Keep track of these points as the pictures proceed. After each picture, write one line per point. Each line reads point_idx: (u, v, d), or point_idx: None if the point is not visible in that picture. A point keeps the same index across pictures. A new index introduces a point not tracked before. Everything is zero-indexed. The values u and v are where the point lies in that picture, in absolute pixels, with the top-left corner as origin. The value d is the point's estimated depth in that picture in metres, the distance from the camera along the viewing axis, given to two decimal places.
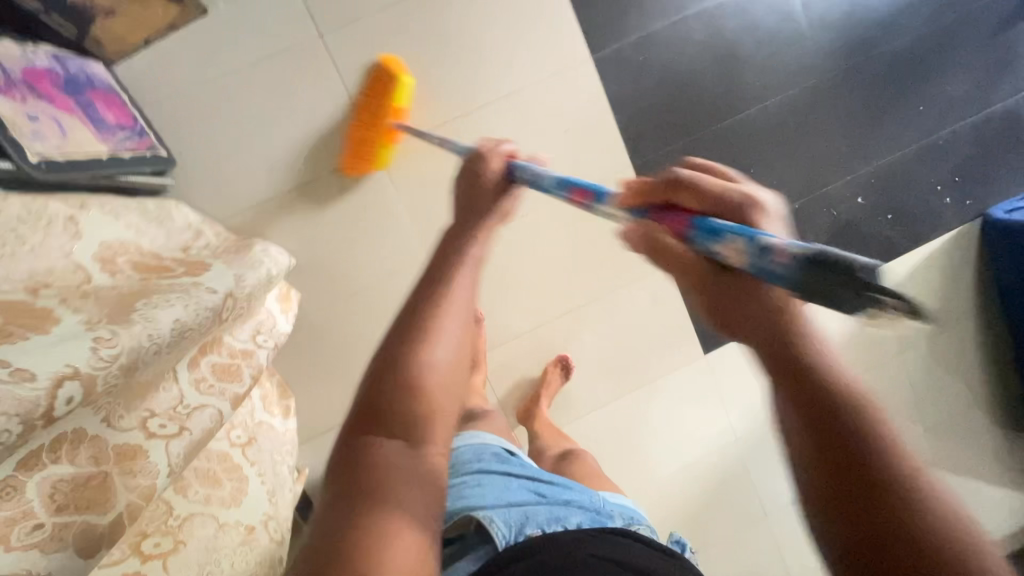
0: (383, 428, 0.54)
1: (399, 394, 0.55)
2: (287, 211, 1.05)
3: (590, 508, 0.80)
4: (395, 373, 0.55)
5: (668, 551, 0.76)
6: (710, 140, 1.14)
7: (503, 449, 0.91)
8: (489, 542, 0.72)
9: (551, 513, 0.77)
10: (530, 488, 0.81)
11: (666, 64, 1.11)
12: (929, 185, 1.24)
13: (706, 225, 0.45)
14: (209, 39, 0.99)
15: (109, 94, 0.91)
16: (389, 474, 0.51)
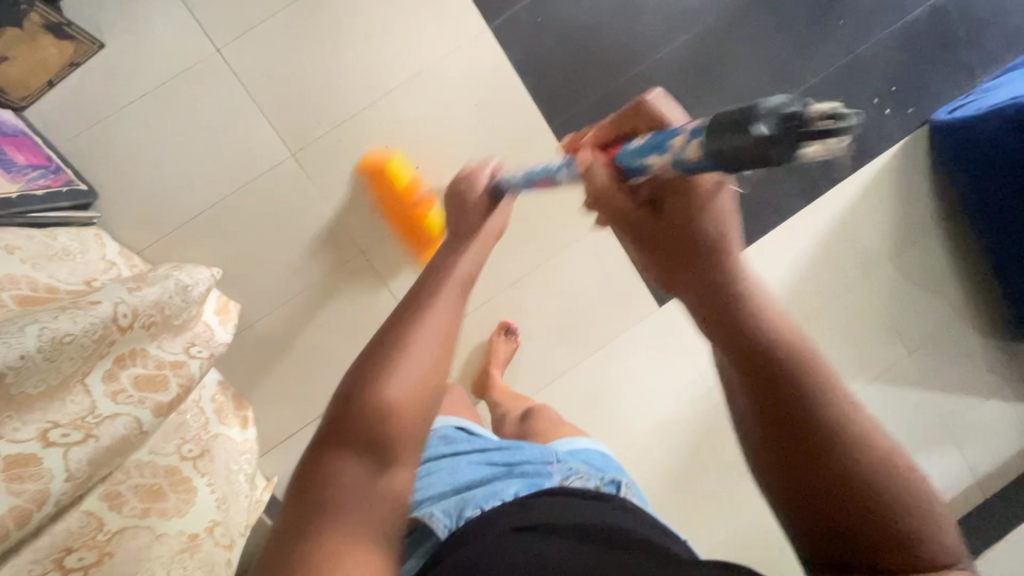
0: (335, 459, 0.41)
1: (376, 408, 0.42)
2: (214, 226, 1.07)
3: (532, 473, 0.75)
4: (372, 382, 0.42)
5: (608, 496, 0.69)
6: (625, 89, 1.13)
7: (455, 428, 0.91)
8: (431, 535, 0.71)
9: (490, 491, 0.73)
10: (479, 464, 0.81)
11: (566, 21, 1.10)
12: (865, 99, 1.21)
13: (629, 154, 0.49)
14: (110, 70, 1.01)
15: (19, 136, 0.94)
16: (333, 529, 0.39)
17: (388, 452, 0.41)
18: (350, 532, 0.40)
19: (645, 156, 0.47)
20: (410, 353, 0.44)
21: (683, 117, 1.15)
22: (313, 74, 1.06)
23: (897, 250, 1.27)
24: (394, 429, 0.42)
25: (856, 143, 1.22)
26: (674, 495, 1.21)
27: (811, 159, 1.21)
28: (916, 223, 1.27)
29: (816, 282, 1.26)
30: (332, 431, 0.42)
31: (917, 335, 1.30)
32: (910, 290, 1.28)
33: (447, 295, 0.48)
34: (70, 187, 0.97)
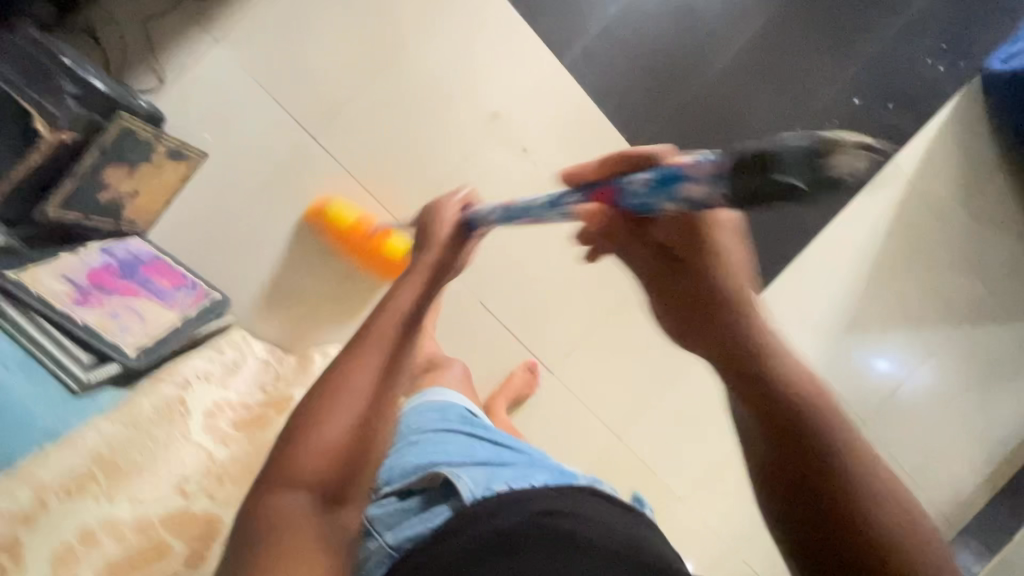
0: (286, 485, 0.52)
1: (308, 451, 0.53)
2: (338, 305, 1.11)
3: (547, 468, 0.81)
4: (319, 423, 0.54)
5: (631, 505, 0.74)
6: (696, 97, 1.17)
7: (467, 411, 0.95)
8: (454, 496, 0.70)
9: (515, 474, 0.76)
10: (489, 449, 0.83)
11: (633, 43, 1.14)
12: (920, 60, 1.25)
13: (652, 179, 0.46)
14: (215, 178, 1.04)
15: (162, 262, 0.96)
16: (285, 525, 0.49)
17: (341, 485, 0.54)
18: (305, 525, 0.50)
19: (643, 199, 0.47)
20: (364, 382, 0.56)
21: (753, 113, 1.20)
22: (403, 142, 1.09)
23: (965, 198, 1.33)
24: (336, 463, 0.53)
25: (916, 103, 1.26)
26: None
27: (877, 128, 1.25)
28: (979, 169, 1.32)
29: (895, 243, 1.31)
30: (293, 462, 0.53)
31: (993, 275, 1.36)
32: (980, 233, 1.34)
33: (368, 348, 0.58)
34: (210, 301, 0.98)
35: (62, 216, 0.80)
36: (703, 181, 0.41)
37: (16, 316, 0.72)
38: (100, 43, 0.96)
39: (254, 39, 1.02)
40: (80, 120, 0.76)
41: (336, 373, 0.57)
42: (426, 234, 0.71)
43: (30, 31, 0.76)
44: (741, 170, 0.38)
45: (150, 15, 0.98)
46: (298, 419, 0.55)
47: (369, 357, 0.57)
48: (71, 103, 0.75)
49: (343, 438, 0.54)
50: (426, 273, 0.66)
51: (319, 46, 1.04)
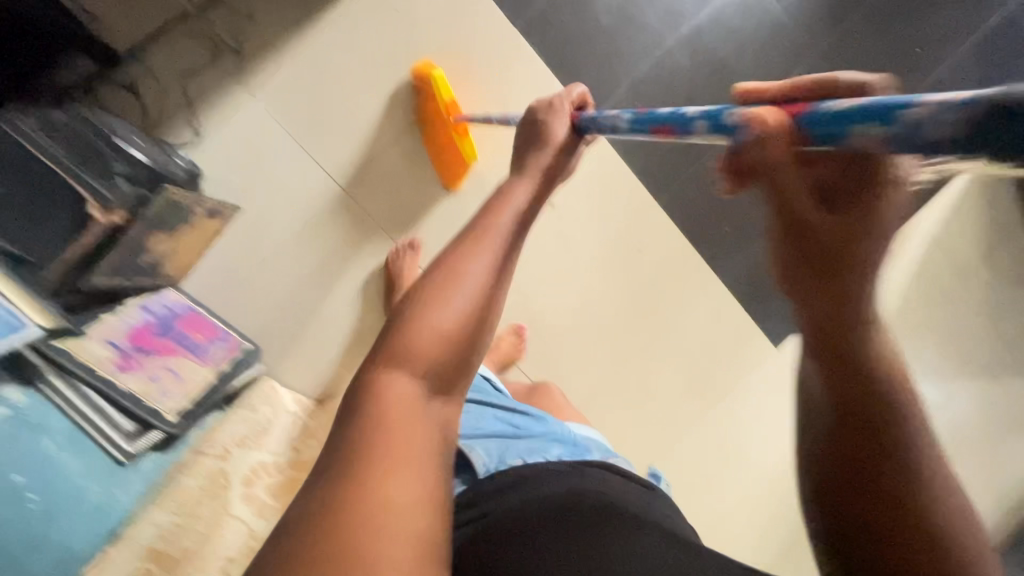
0: (402, 362, 0.45)
1: (423, 339, 0.46)
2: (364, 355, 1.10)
3: (562, 437, 0.78)
4: (431, 304, 0.47)
5: (648, 485, 0.73)
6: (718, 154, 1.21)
7: (480, 378, 0.92)
8: (467, 471, 0.69)
9: (531, 446, 0.74)
10: (503, 419, 0.81)
11: (666, 98, 1.14)
12: None
13: (824, 119, 0.37)
14: (246, 230, 1.04)
15: (198, 315, 0.94)
16: (394, 424, 0.43)
17: (449, 379, 0.47)
18: (411, 425, 0.44)
19: (844, 131, 0.36)
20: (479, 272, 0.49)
21: None
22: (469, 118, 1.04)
23: (995, 250, 1.31)
24: (451, 356, 0.46)
25: None
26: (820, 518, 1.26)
27: None
28: (1008, 223, 1.31)
29: (919, 292, 1.32)
30: (408, 343, 0.46)
31: None
32: (1012, 285, 1.32)
33: (482, 232, 0.51)
34: (242, 352, 0.95)
35: (112, 282, 0.82)
36: (932, 122, 0.29)
37: (57, 383, 0.73)
38: (138, 99, 0.97)
39: (290, 93, 1.03)
40: (131, 198, 0.79)
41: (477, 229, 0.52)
42: (537, 131, 0.66)
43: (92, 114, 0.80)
44: (979, 124, 0.26)
45: (188, 73, 0.99)
46: (420, 291, 0.48)
47: (489, 236, 0.51)
48: (122, 182, 0.78)
49: (448, 353, 0.46)
50: (541, 172, 0.61)
51: (354, 98, 1.05)
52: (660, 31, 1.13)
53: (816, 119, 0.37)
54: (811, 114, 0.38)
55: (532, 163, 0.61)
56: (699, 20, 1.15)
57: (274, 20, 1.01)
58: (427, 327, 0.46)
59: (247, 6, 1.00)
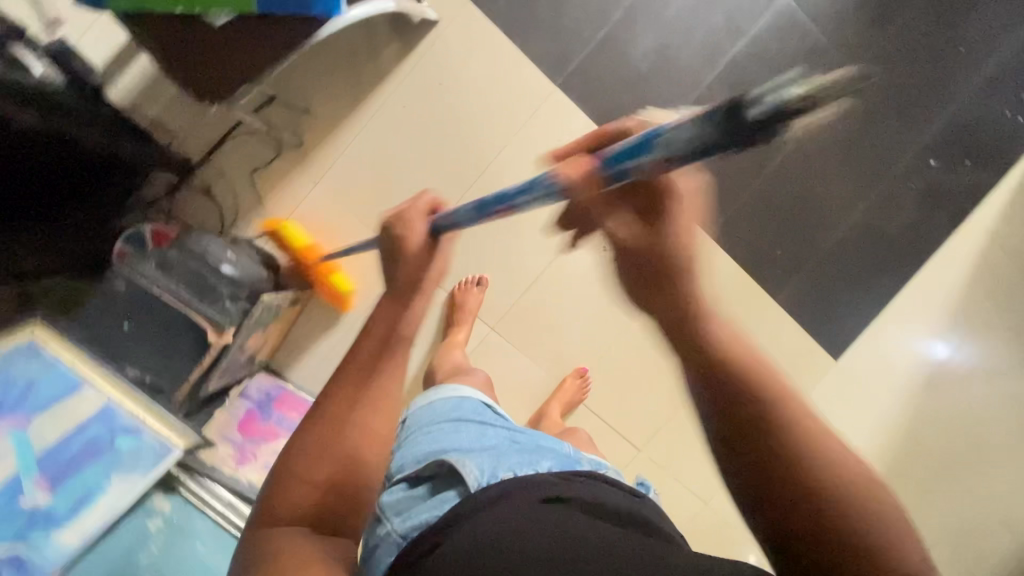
0: (276, 517, 0.49)
1: (296, 484, 0.50)
2: None
3: (556, 458, 0.66)
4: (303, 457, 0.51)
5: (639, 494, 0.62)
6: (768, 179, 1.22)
7: (480, 403, 0.85)
8: (460, 484, 0.60)
9: (522, 459, 0.64)
10: (503, 436, 0.72)
11: None
12: (996, 114, 1.25)
13: (614, 157, 0.39)
14: (321, 307, 1.09)
15: (292, 393, 1.00)
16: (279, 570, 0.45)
17: (329, 518, 0.50)
18: (293, 569, 0.46)
19: (629, 161, 0.38)
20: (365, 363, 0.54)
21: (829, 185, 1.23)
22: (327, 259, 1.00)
23: None
24: (326, 496, 0.51)
25: (993, 156, 1.26)
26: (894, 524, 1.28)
27: (954, 186, 1.26)
28: None
29: (990, 291, 1.28)
30: (283, 493, 0.50)
31: None
32: None
33: (343, 369, 0.54)
34: None
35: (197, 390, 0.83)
36: (686, 130, 0.33)
37: (189, 484, 0.82)
38: (216, 201, 1.05)
39: (350, 173, 1.08)
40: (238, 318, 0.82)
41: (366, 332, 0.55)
42: (392, 258, 0.56)
43: (186, 237, 0.83)
44: (726, 124, 0.31)
45: (255, 169, 1.06)
46: (332, 385, 0.54)
47: (354, 375, 0.54)
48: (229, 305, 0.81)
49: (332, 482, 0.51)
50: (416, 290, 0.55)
51: (408, 175, 1.09)
52: (699, 69, 1.15)
53: (612, 156, 0.39)
54: (604, 155, 0.40)
55: (400, 279, 0.55)
56: (738, 50, 1.16)
57: (330, 110, 1.06)
58: (305, 458, 0.51)
59: (303, 101, 1.05)
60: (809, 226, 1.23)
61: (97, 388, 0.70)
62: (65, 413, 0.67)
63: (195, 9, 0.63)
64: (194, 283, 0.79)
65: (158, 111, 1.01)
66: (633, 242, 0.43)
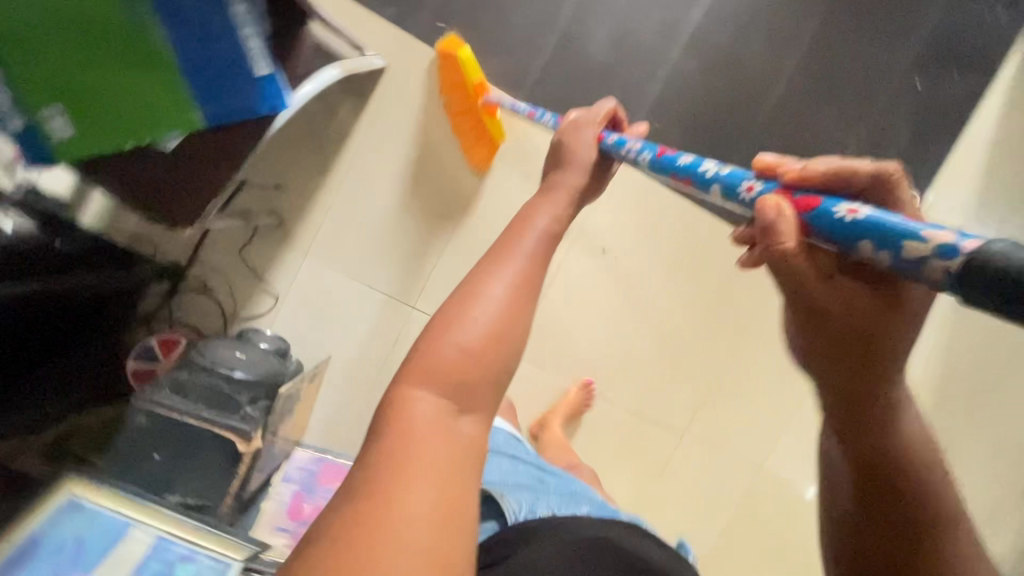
0: (423, 376, 0.40)
1: (450, 346, 0.41)
2: None
3: (592, 501, 0.64)
4: (458, 318, 0.42)
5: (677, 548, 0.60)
6: (756, 141, 1.16)
7: (510, 435, 0.82)
8: (500, 517, 0.59)
9: (562, 498, 0.62)
10: (534, 472, 0.71)
11: (686, 110, 1.13)
12: (975, 18, 1.19)
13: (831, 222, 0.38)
14: (341, 373, 1.10)
15: (330, 464, 1.01)
16: (412, 456, 0.37)
17: (477, 400, 0.41)
18: (430, 449, 0.38)
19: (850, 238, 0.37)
20: (484, 323, 0.42)
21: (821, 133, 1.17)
22: (492, 100, 1.01)
23: None
24: (473, 375, 0.41)
25: (982, 62, 1.19)
26: None
27: (951, 104, 1.19)
28: None
29: None
30: (428, 355, 0.41)
31: None
32: None
33: (506, 245, 0.48)
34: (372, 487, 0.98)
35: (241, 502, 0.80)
36: (936, 261, 0.32)
37: None
38: (213, 293, 1.05)
39: (337, 233, 1.07)
40: (262, 422, 0.79)
41: (493, 259, 0.46)
42: (560, 154, 0.61)
43: (190, 353, 0.81)
44: (987, 272, 0.29)
45: (242, 252, 1.05)
46: (469, 278, 0.45)
47: (516, 253, 0.47)
48: (251, 411, 0.78)
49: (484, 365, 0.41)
50: (569, 198, 0.55)
51: (397, 226, 1.09)
52: (660, 46, 1.11)
53: (822, 221, 0.39)
54: (822, 213, 0.39)
55: (561, 179, 0.57)
56: (697, 18, 1.12)
57: (302, 179, 1.04)
58: (463, 326, 0.42)
59: (274, 176, 1.03)
60: None
61: (142, 526, 0.71)
62: (120, 560, 0.68)
63: (145, 140, 0.63)
64: (212, 399, 0.78)
65: (134, 220, 0.99)
66: (838, 312, 0.41)
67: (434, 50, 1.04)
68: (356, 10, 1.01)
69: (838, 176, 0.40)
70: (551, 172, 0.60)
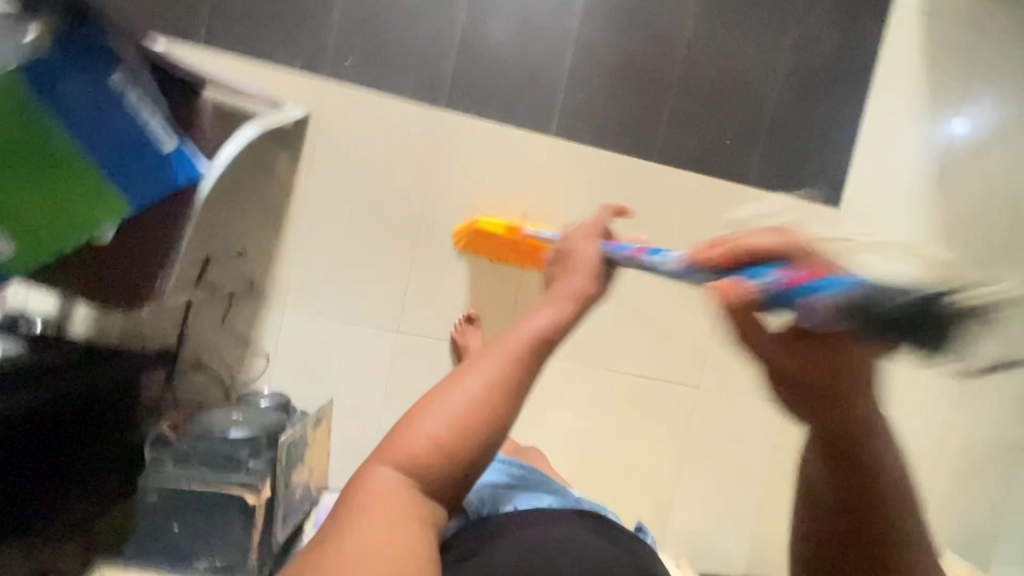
0: (391, 455, 0.44)
1: (418, 436, 0.44)
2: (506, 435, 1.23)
3: (551, 490, 0.69)
4: (433, 402, 0.45)
5: (633, 535, 0.66)
6: (683, 82, 1.17)
7: None
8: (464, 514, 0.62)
9: (526, 492, 0.67)
10: (500, 469, 0.75)
11: (605, 73, 1.15)
12: None
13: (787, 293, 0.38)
14: (348, 412, 1.13)
15: None
16: (362, 514, 0.42)
17: (434, 491, 0.44)
18: (378, 516, 0.42)
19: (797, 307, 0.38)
20: (435, 430, 0.44)
21: (743, 57, 1.19)
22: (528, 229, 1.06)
23: None
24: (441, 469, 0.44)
25: None
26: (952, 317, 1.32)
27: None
28: None
29: (941, 72, 1.25)
30: (397, 437, 0.45)
31: None
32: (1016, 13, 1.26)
33: (503, 341, 0.48)
34: None
35: (267, 552, 0.83)
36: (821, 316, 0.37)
37: None
38: (207, 368, 1.09)
39: (308, 281, 1.11)
40: (268, 472, 0.82)
41: (478, 357, 0.47)
42: (566, 260, 0.59)
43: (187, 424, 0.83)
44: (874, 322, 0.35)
45: (224, 324, 1.09)
46: (462, 367, 0.47)
47: (502, 350, 0.47)
48: (254, 464, 0.82)
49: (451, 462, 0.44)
50: (570, 297, 0.52)
51: (360, 261, 1.12)
52: (562, 21, 1.13)
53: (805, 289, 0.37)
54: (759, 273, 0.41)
55: (568, 288, 0.53)
56: None
57: (260, 240, 1.09)
58: (438, 412, 0.45)
59: (233, 245, 1.08)
60: (742, 102, 1.19)
61: None
62: None
63: (85, 238, 0.68)
64: (215, 461, 0.81)
65: (119, 324, 1.05)
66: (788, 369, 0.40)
67: (348, 87, 1.09)
68: (267, 72, 1.06)
69: (764, 250, 0.41)
70: (558, 274, 0.57)
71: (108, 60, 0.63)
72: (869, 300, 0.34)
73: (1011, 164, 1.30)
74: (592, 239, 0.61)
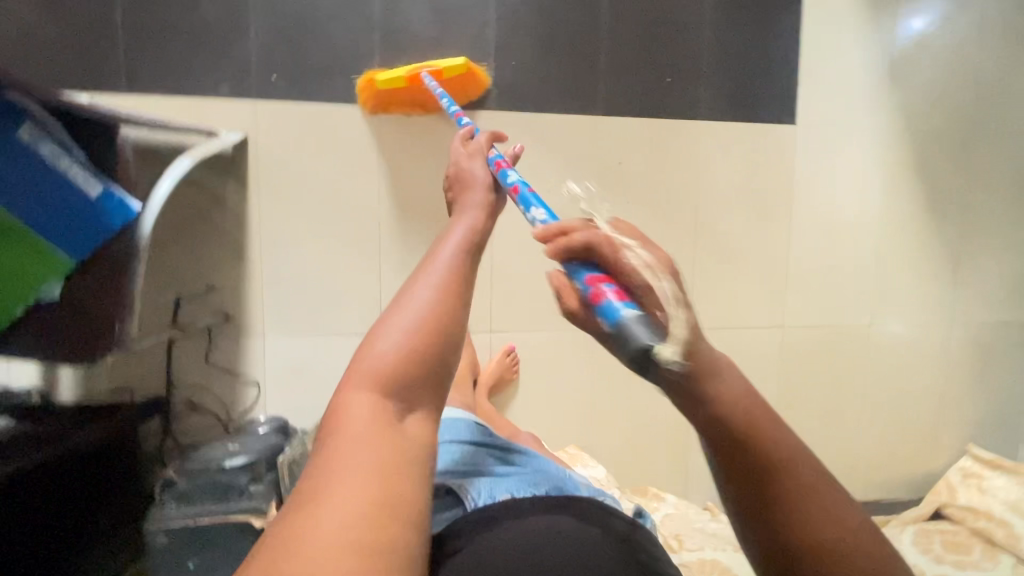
0: (358, 381, 0.47)
1: (379, 353, 0.47)
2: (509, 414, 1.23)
3: (549, 477, 0.68)
4: (383, 326, 0.49)
5: (631, 518, 0.63)
6: (613, 29, 1.15)
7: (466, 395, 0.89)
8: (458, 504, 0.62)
9: (522, 479, 0.65)
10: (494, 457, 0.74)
11: (533, 37, 1.13)
12: None
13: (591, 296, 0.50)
14: None
15: None
16: (348, 439, 0.44)
17: (411, 398, 0.48)
18: (365, 436, 0.44)
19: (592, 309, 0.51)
20: (395, 341, 0.48)
21: None
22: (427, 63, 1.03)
23: None
24: (410, 376, 0.47)
25: None
26: (927, 210, 1.32)
27: None
28: None
29: None
30: (359, 366, 0.48)
31: None
32: None
33: (429, 265, 0.54)
34: None
35: None
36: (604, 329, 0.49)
37: None
38: (201, 407, 1.09)
39: (283, 302, 1.11)
40: (269, 492, 0.85)
41: (410, 282, 0.53)
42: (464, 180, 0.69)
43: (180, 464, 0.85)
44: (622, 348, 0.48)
45: (208, 360, 1.09)
46: (400, 294, 0.52)
47: (431, 270, 0.53)
48: (253, 488, 0.84)
49: (417, 369, 0.48)
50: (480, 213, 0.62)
51: (328, 273, 1.12)
52: None
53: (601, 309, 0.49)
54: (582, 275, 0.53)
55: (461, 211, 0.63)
56: None
57: (226, 272, 1.09)
58: (392, 330, 0.48)
59: (200, 282, 1.08)
60: (677, 37, 1.17)
61: None
62: None
63: (34, 297, 0.70)
64: (215, 490, 0.83)
65: (105, 377, 1.05)
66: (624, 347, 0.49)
67: (279, 101, 1.07)
68: (193, 105, 1.05)
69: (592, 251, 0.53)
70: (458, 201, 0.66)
71: (16, 119, 0.63)
72: (620, 336, 0.47)
73: (956, 42, 1.29)
74: (480, 164, 0.70)
